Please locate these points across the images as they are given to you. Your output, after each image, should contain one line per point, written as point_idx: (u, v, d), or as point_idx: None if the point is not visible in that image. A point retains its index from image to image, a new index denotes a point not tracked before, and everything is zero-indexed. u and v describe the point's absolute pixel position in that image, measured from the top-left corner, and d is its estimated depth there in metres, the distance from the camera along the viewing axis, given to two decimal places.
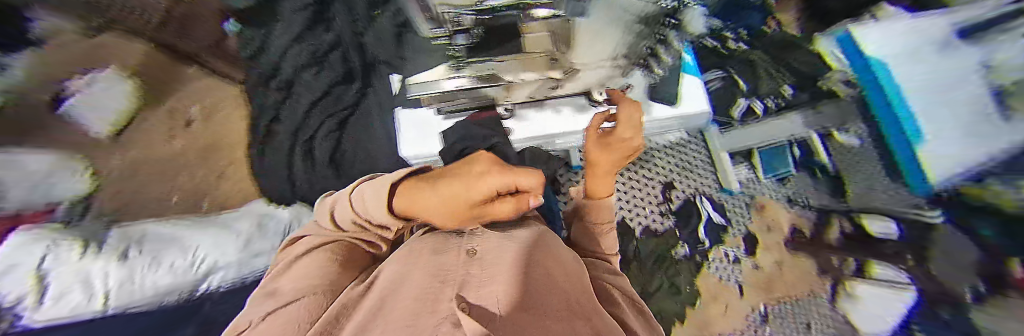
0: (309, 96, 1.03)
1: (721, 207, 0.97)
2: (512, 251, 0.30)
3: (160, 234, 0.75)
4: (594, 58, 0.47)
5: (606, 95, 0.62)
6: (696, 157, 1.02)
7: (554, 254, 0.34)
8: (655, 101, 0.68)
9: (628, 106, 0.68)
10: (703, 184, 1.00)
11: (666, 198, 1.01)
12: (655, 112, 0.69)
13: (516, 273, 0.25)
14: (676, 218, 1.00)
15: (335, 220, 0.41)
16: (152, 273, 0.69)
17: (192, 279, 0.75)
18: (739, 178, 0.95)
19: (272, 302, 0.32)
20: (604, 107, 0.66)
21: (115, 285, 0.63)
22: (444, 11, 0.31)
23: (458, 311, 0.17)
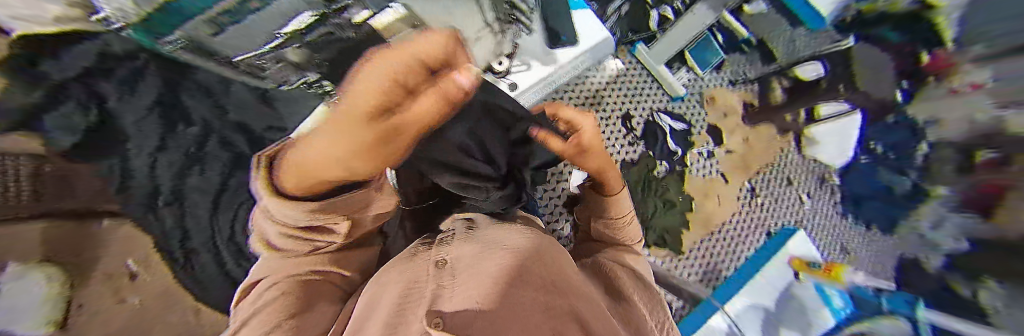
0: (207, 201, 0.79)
1: (677, 116, 0.97)
2: (490, 251, 0.27)
3: None
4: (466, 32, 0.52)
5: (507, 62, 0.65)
6: (636, 78, 0.97)
7: (541, 242, 0.32)
8: (558, 48, 0.69)
9: (535, 64, 0.69)
10: (653, 101, 0.97)
11: (627, 127, 0.96)
12: (561, 57, 0.70)
13: (497, 270, 0.22)
14: (644, 143, 0.96)
15: (265, 240, 0.31)
16: None
17: None
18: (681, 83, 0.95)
19: None
20: (513, 71, 0.66)
21: None
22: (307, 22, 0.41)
23: (432, 327, 0.13)
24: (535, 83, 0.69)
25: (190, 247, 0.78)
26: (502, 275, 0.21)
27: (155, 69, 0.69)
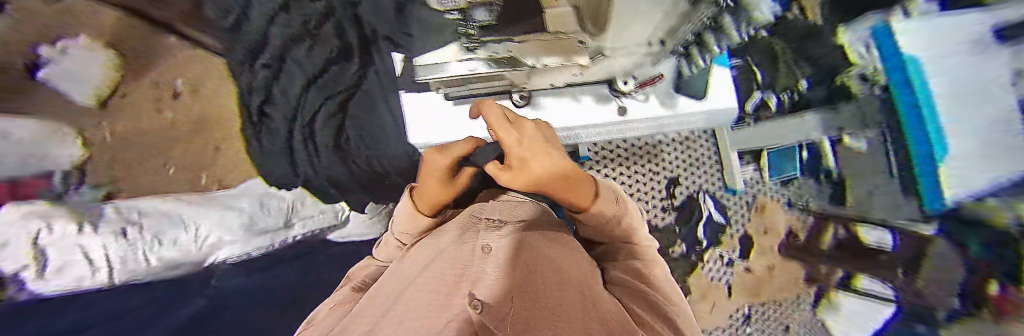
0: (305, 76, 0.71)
1: (722, 207, 1.00)
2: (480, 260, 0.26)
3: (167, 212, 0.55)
4: None
5: (632, 84, 0.56)
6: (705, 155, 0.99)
7: (575, 261, 0.31)
8: (682, 95, 0.63)
9: (652, 99, 0.63)
10: (707, 181, 1.00)
11: (669, 193, 0.99)
12: (680, 106, 0.64)
13: (496, 272, 0.21)
14: (679, 214, 1.00)
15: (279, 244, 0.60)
16: (155, 248, 0.50)
17: (198, 257, 0.55)
18: (744, 178, 0.96)
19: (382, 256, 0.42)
20: (628, 97, 0.61)
21: (116, 256, 0.44)
22: None
23: (471, 307, 0.13)
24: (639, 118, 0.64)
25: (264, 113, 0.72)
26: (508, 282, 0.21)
27: None
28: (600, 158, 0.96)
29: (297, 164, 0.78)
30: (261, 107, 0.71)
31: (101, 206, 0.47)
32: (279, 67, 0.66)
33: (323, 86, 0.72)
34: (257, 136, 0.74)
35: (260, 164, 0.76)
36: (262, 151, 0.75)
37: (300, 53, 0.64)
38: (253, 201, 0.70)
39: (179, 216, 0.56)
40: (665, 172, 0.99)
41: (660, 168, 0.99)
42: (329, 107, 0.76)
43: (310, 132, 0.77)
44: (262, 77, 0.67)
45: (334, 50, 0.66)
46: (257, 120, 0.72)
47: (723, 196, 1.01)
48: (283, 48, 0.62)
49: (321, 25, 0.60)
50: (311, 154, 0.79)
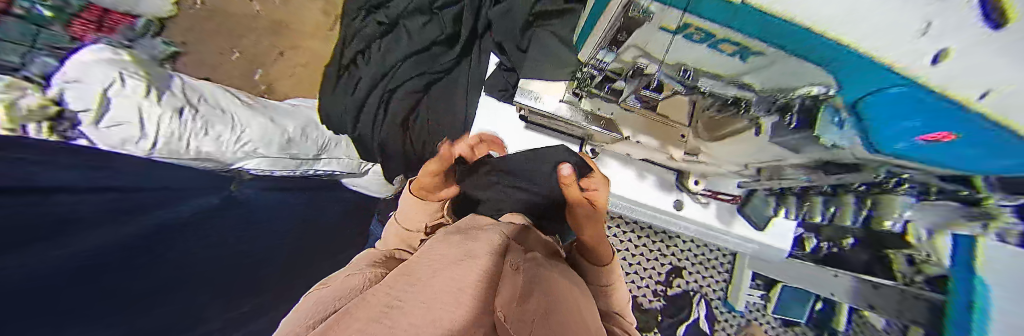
0: (407, 47, 0.71)
1: (713, 317, 0.96)
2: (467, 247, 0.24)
3: (219, 103, 0.55)
4: (723, 157, 0.54)
5: (703, 186, 0.67)
6: (714, 264, 0.99)
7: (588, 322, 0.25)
8: (741, 216, 0.72)
9: (711, 208, 0.72)
10: (710, 288, 0.98)
11: (668, 280, 0.98)
12: (735, 226, 0.73)
13: (504, 292, 0.17)
14: (667, 303, 0.96)
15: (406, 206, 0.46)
16: (199, 136, 0.50)
17: (231, 157, 0.54)
18: (748, 301, 0.93)
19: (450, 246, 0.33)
20: (689, 197, 0.70)
21: (165, 132, 0.46)
22: (630, 55, 0.34)
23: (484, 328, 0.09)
24: (694, 220, 0.73)
25: (355, 60, 0.71)
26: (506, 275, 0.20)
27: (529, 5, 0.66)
28: (616, 216, 0.98)
29: (360, 124, 0.70)
30: (354, 55, 0.71)
31: (172, 84, 0.51)
32: (390, 30, 0.72)
33: (418, 62, 0.72)
34: (335, 86, 0.69)
35: (324, 108, 0.68)
36: (330, 99, 0.69)
37: (416, 26, 0.72)
38: (298, 125, 0.63)
39: (230, 114, 0.55)
40: (672, 259, 0.99)
41: (668, 252, 0.99)
42: (414, 82, 0.72)
43: (388, 99, 0.71)
44: (369, 32, 0.71)
45: (444, 33, 0.73)
46: (344, 67, 0.70)
47: (726, 312, 0.97)
48: (404, 17, 0.71)
49: (443, 9, 0.73)
50: (375, 123, 0.70)
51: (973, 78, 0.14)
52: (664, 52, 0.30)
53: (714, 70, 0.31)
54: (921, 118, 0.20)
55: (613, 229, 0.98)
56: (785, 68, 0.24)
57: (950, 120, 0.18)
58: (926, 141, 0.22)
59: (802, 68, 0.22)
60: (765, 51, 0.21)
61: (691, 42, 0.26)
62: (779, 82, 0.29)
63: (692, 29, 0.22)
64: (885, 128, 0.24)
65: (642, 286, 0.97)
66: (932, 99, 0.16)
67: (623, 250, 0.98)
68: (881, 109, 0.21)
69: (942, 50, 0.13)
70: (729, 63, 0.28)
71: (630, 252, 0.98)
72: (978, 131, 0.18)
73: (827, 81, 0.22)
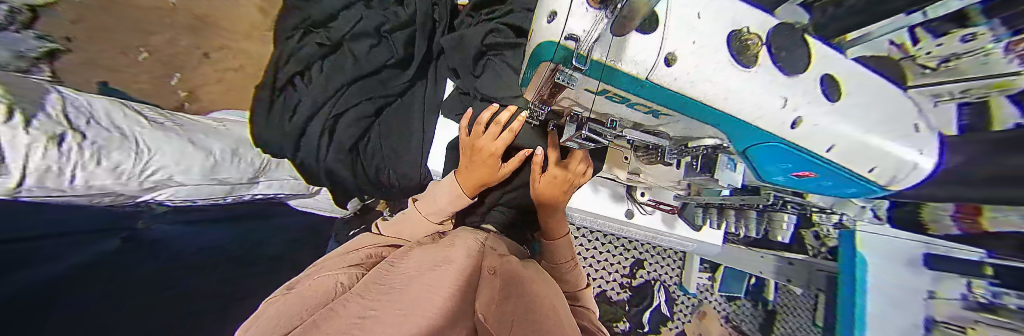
0: (350, 72, 0.66)
1: (672, 301, 1.07)
2: (437, 270, 0.28)
3: (116, 122, 0.42)
4: (662, 177, 0.62)
5: (647, 197, 0.77)
6: (668, 256, 1.10)
7: (554, 315, 0.28)
8: (682, 220, 0.81)
9: (656, 215, 0.80)
10: (668, 275, 1.09)
11: (632, 273, 1.07)
12: (677, 229, 0.81)
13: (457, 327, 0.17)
14: (633, 293, 1.05)
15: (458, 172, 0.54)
16: (89, 167, 0.35)
17: (136, 191, 0.42)
18: (699, 283, 1.05)
19: (398, 269, 0.32)
20: (636, 207, 0.79)
21: (56, 163, 0.31)
22: (566, 103, 0.37)
23: None
24: (642, 227, 0.81)
25: (290, 79, 0.63)
26: (462, 294, 0.24)
27: (484, 30, 0.65)
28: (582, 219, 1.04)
29: (302, 151, 0.63)
30: (291, 75, 0.62)
31: (47, 96, 0.35)
32: (333, 52, 0.67)
33: (367, 85, 0.68)
34: (267, 112, 0.60)
35: (255, 128, 0.59)
36: (265, 126, 0.60)
37: (363, 48, 0.67)
38: (228, 145, 0.56)
39: (134, 139, 0.42)
40: (634, 253, 1.08)
41: (630, 247, 1.08)
42: (363, 107, 0.67)
43: (333, 126, 0.65)
44: (307, 53, 0.64)
45: (396, 57, 0.70)
46: (279, 90, 0.61)
47: (682, 296, 1.08)
48: (348, 39, 0.66)
49: (394, 32, 0.69)
50: (321, 151, 0.64)
51: (815, 132, 0.25)
52: (594, 105, 0.34)
53: (636, 120, 0.37)
54: (784, 160, 0.30)
55: (581, 231, 1.04)
56: (683, 125, 0.33)
57: (814, 164, 0.28)
58: (799, 175, 0.32)
59: (696, 126, 0.31)
60: (665, 108, 0.28)
61: (615, 101, 0.31)
62: (678, 130, 0.36)
63: (610, 92, 0.28)
64: (766, 169, 0.33)
65: (610, 281, 1.04)
66: (790, 146, 0.27)
67: (590, 249, 1.05)
68: (767, 158, 0.30)
69: (798, 120, 0.25)
70: (640, 115, 0.34)
71: (597, 250, 1.05)
72: (821, 169, 0.29)
73: (719, 135, 0.31)
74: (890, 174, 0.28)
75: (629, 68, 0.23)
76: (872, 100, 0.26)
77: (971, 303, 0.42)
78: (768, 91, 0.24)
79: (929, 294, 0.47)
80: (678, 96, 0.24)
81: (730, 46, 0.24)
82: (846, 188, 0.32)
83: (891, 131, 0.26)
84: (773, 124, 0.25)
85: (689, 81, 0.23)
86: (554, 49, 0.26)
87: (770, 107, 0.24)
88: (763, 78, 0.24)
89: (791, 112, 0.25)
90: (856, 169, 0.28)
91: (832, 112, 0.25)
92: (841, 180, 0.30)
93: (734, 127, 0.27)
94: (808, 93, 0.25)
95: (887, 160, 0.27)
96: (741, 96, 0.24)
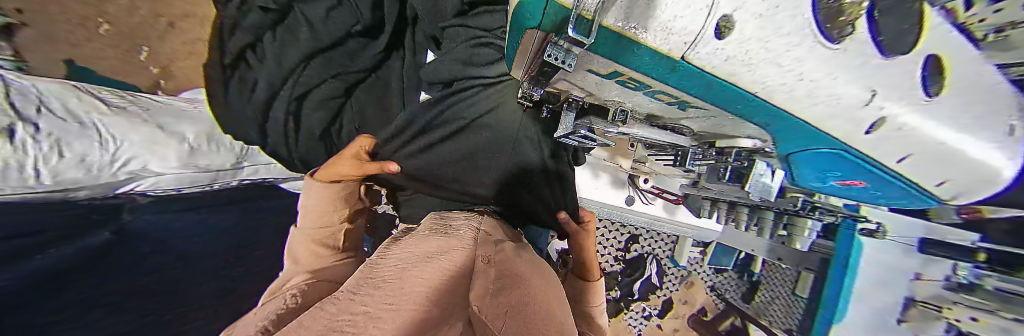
0: (308, 45, 0.61)
1: (663, 273, 1.12)
2: (431, 262, 0.26)
3: (69, 108, 0.43)
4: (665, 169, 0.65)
5: (649, 184, 0.78)
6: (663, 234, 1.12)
7: (551, 307, 0.28)
8: (684, 206, 0.83)
9: (658, 203, 0.81)
10: (662, 250, 1.12)
11: (626, 247, 1.10)
12: (679, 215, 0.83)
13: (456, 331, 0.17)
14: (625, 265, 1.10)
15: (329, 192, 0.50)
16: (51, 161, 0.38)
17: (112, 182, 0.46)
18: (690, 257, 1.10)
19: (391, 258, 0.31)
20: (636, 192, 0.79)
21: None
22: (563, 84, 0.32)
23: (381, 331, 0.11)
24: (641, 213, 0.81)
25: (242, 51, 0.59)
26: (456, 285, 0.22)
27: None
28: None
29: (270, 139, 0.65)
30: (242, 49, 0.59)
31: None
32: (282, 18, 0.59)
33: (330, 60, 0.64)
34: (224, 93, 0.60)
35: (219, 109, 0.61)
36: (226, 108, 0.61)
37: (318, 14, 0.59)
38: (199, 131, 0.57)
39: (94, 126, 0.44)
40: (631, 229, 1.10)
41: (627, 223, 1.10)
42: (330, 86, 0.66)
43: (298, 110, 0.66)
44: (253, 20, 0.57)
45: (361, 23, 0.62)
46: (230, 66, 0.59)
47: (672, 268, 1.13)
48: (298, 1, 0.58)
49: None
50: (290, 139, 0.67)
51: (893, 137, 0.22)
52: (594, 87, 0.29)
53: (655, 110, 0.33)
54: (834, 163, 0.27)
55: None
56: (716, 120, 0.29)
57: (876, 173, 0.27)
58: (844, 182, 0.31)
59: (732, 122, 0.27)
60: (688, 95, 0.23)
61: (633, 90, 0.27)
62: (701, 122, 0.32)
63: (622, 74, 0.23)
64: (806, 171, 0.32)
65: (605, 254, 1.09)
66: (852, 152, 0.24)
67: None
68: (813, 161, 0.28)
69: (882, 121, 0.20)
70: (668, 107, 0.30)
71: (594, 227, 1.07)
72: (878, 178, 0.27)
73: (761, 131, 0.27)
74: (959, 188, 0.26)
75: (655, 42, 0.16)
76: (990, 99, 0.22)
77: (954, 285, 0.51)
78: (862, 76, 0.17)
79: (918, 275, 0.54)
80: (721, 83, 0.18)
81: (815, 9, 0.14)
82: (894, 196, 0.31)
83: (989, 139, 0.23)
84: (840, 124, 0.21)
85: (742, 63, 0.16)
86: (544, 9, 0.18)
87: (852, 101, 0.19)
88: (854, 57, 0.17)
89: (876, 111, 0.19)
90: (921, 182, 0.26)
91: (931, 116, 0.20)
92: (892, 188, 0.29)
93: (787, 125, 0.22)
94: (908, 80, 0.19)
95: (963, 179, 0.25)
96: (811, 83, 0.17)
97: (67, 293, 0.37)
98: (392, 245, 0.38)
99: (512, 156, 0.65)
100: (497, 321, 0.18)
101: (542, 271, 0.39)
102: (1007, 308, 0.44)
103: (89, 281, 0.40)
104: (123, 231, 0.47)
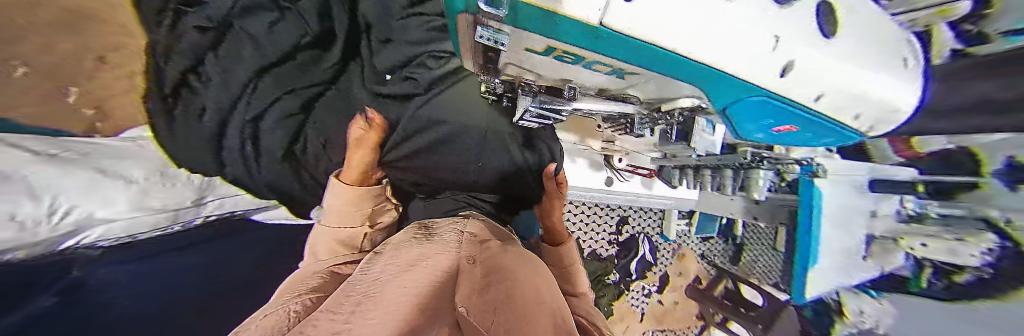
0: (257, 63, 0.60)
1: (655, 250, 1.16)
2: (412, 270, 0.26)
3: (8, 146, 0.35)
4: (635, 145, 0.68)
5: (625, 163, 0.81)
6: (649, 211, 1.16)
7: (537, 292, 0.28)
8: (660, 179, 0.87)
9: (635, 180, 0.85)
10: (650, 227, 1.17)
11: (618, 230, 1.13)
12: (656, 187, 0.87)
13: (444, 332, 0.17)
14: (620, 248, 1.13)
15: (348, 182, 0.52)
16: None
17: (54, 237, 0.39)
18: (677, 229, 1.15)
19: (372, 271, 0.30)
20: (614, 172, 0.82)
21: None
22: (512, 70, 0.32)
23: None
24: (624, 193, 0.85)
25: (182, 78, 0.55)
26: (444, 290, 0.22)
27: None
28: None
29: (227, 165, 0.67)
30: (181, 76, 0.54)
31: None
32: (223, 37, 0.55)
33: (280, 76, 0.64)
34: (168, 124, 0.56)
35: (168, 144, 0.57)
36: (174, 140, 0.57)
37: (259, 28, 0.56)
38: (150, 171, 0.52)
39: (29, 176, 0.36)
40: (619, 212, 1.13)
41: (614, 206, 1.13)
42: (286, 103, 0.68)
43: (253, 132, 0.67)
44: (189, 44, 0.52)
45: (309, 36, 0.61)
46: (170, 95, 0.55)
47: (662, 243, 1.18)
48: (234, 16, 0.54)
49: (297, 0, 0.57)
50: (251, 164, 0.70)
51: (799, 81, 0.24)
52: (538, 68, 0.30)
53: (600, 85, 0.34)
54: (764, 114, 0.30)
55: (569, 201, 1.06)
56: (654, 85, 0.31)
57: (801, 118, 0.29)
58: (778, 130, 0.34)
59: (668, 85, 0.29)
60: (620, 62, 0.24)
61: (573, 64, 0.28)
62: (645, 90, 0.34)
63: (556, 50, 0.24)
64: (746, 127, 0.34)
65: (599, 239, 1.11)
66: (774, 100, 0.26)
67: (579, 214, 1.08)
68: (746, 117, 0.31)
69: (787, 65, 0.23)
70: (610, 80, 0.32)
71: (584, 214, 1.09)
72: (805, 121, 0.30)
73: (694, 92, 0.29)
74: (870, 118, 0.30)
75: (576, 11, 0.16)
76: (860, 38, 0.26)
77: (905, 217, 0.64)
78: (754, 25, 0.20)
79: (873, 212, 0.65)
80: (645, 47, 0.19)
81: None
82: (822, 136, 0.35)
83: (876, 71, 0.27)
84: (756, 73, 0.23)
85: (652, 25, 0.17)
86: None
87: (753, 49, 0.21)
88: (749, 8, 0.19)
89: (774, 55, 0.22)
90: (842, 119, 0.30)
91: (821, 55, 0.23)
92: (820, 130, 0.32)
93: (713, 80, 0.24)
94: (797, 27, 0.21)
95: (869, 110, 0.29)
96: (716, 36, 0.19)
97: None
98: (373, 258, 0.37)
99: (483, 155, 0.67)
100: (486, 319, 0.19)
101: (530, 262, 0.39)
102: (963, 232, 0.55)
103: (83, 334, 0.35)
104: (89, 286, 0.42)
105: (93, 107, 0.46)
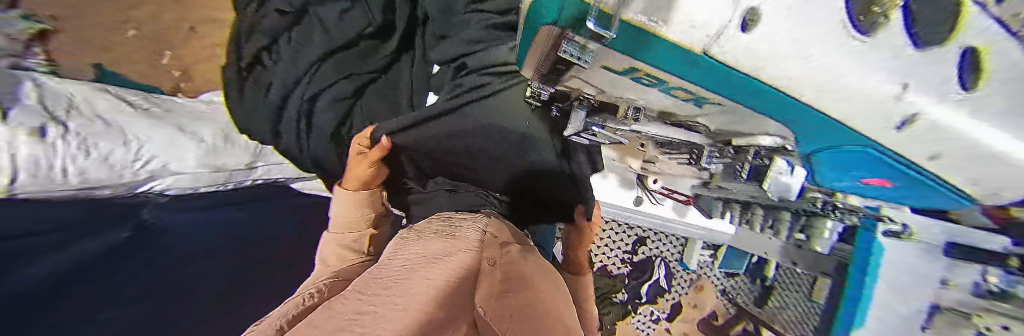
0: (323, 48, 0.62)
1: (671, 276, 1.10)
2: (437, 264, 0.26)
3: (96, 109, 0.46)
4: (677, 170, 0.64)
5: (659, 185, 0.76)
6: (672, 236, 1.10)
7: (555, 310, 0.27)
8: (695, 207, 0.81)
9: (666, 204, 0.80)
10: (670, 253, 1.10)
11: (634, 249, 1.09)
12: (689, 215, 0.82)
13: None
14: (633, 267, 1.08)
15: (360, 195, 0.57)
16: (78, 159, 0.41)
17: (132, 181, 0.48)
18: (700, 260, 1.07)
19: (405, 256, 0.32)
20: (645, 193, 0.79)
21: None
22: (573, 82, 0.32)
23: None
24: (652, 215, 0.81)
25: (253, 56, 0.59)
26: (462, 286, 0.22)
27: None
28: None
29: (282, 139, 0.67)
30: (257, 54, 0.59)
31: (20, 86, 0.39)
32: (298, 21, 0.60)
33: (341, 61, 0.65)
34: (238, 95, 0.61)
35: (236, 113, 0.63)
36: (243, 109, 0.62)
37: (332, 15, 0.60)
38: (216, 132, 0.60)
39: (118, 127, 0.47)
40: (638, 231, 1.09)
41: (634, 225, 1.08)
42: (341, 87, 0.67)
43: (309, 110, 0.66)
44: (270, 24, 0.58)
45: (373, 25, 0.63)
46: (247, 69, 0.60)
47: (680, 270, 1.11)
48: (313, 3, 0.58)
49: None
50: (301, 138, 0.68)
51: (922, 135, 0.21)
52: (603, 84, 0.29)
53: (668, 108, 0.33)
54: (859, 161, 0.27)
55: None
56: (733, 117, 0.29)
57: (904, 173, 0.27)
58: (869, 180, 0.31)
59: (750, 118, 0.27)
60: (705, 90, 0.23)
61: (648, 86, 0.27)
62: (717, 119, 0.31)
63: (637, 70, 0.23)
64: (829, 169, 0.32)
65: (612, 256, 1.07)
66: (878, 149, 0.24)
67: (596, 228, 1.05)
68: (835, 158, 0.29)
69: (914, 117, 0.20)
70: (684, 106, 0.30)
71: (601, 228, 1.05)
72: (907, 178, 0.27)
73: (779, 128, 0.27)
74: (1000, 189, 0.26)
75: (677, 35, 0.16)
76: None
77: None
78: (885, 69, 0.17)
79: None
80: (746, 78, 0.19)
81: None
82: (922, 198, 0.31)
83: None
84: (861, 117, 0.21)
85: (761, 58, 0.16)
86: (560, 6, 0.18)
87: (873, 94, 0.18)
88: (878, 49, 0.17)
89: (897, 103, 0.19)
90: (957, 183, 0.26)
91: (970, 113, 0.19)
92: (924, 189, 0.29)
93: (810, 117, 0.22)
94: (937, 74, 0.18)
95: (1002, 180, 0.25)
96: (833, 76, 0.17)
97: (93, 288, 0.38)
98: (405, 243, 0.39)
99: None
100: (501, 324, 0.19)
101: (547, 273, 0.39)
102: None
103: (125, 268, 0.43)
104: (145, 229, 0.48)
105: (180, 69, 0.63)
